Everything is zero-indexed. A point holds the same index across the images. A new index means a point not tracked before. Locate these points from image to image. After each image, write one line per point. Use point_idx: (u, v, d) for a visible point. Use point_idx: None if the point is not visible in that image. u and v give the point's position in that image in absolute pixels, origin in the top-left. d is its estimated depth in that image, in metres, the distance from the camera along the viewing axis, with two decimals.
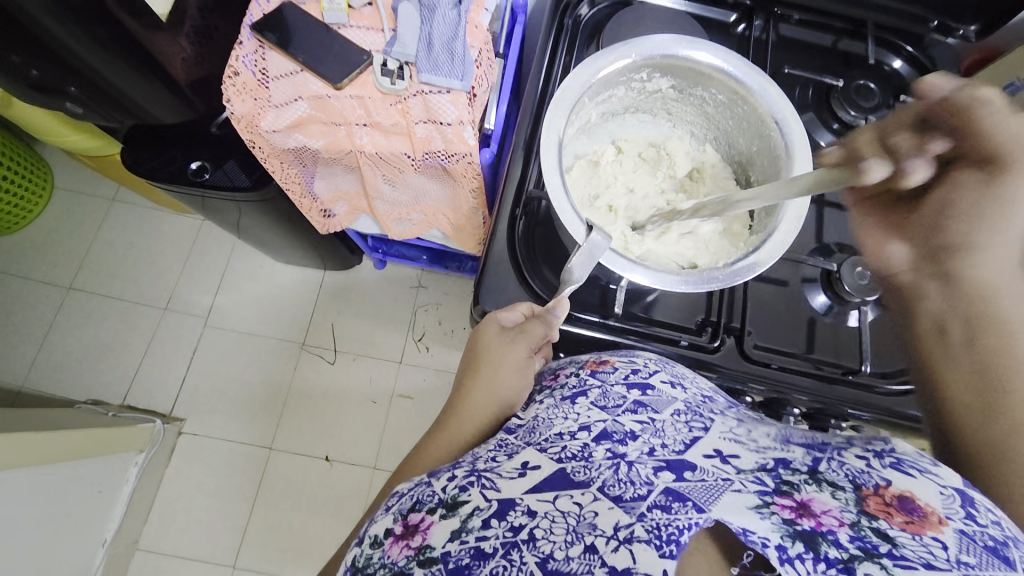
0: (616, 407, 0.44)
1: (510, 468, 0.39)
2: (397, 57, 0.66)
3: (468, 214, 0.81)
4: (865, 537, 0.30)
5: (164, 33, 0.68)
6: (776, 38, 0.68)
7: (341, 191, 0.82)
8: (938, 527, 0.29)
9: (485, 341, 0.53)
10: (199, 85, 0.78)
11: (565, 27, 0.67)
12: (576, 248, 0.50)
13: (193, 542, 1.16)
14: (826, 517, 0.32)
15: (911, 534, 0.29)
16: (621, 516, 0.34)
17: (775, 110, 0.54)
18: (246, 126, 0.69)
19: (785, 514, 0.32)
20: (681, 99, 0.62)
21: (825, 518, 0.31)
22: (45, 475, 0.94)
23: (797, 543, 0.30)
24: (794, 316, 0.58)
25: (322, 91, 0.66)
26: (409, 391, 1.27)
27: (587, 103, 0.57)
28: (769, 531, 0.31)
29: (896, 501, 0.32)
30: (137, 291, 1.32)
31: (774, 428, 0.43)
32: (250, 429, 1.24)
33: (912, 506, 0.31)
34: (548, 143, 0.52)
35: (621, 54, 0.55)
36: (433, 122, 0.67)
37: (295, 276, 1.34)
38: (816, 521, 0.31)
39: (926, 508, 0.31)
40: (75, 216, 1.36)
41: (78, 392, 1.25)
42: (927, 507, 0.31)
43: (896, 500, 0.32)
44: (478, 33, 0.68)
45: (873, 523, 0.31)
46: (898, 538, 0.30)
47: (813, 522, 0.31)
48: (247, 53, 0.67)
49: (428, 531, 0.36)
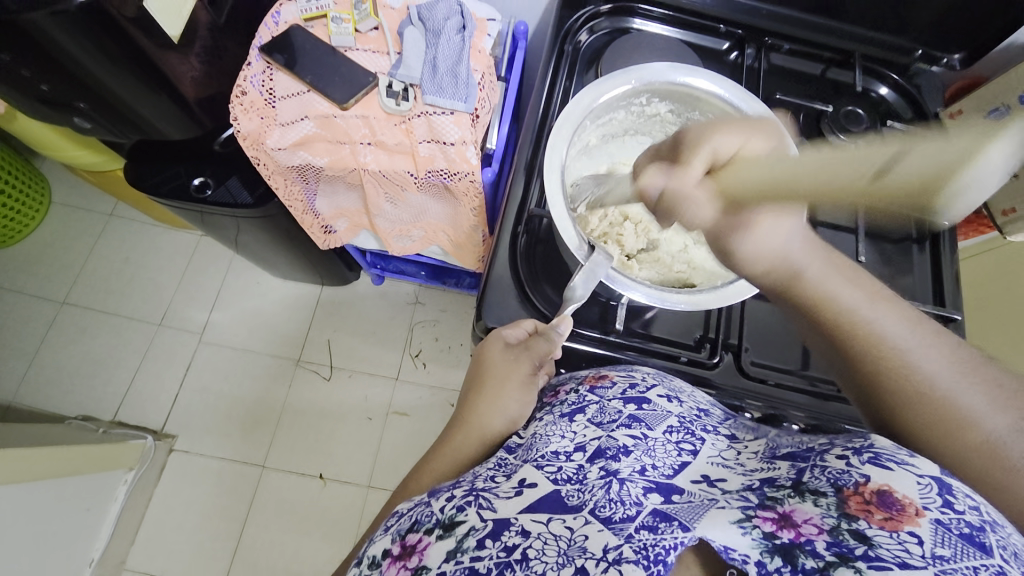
0: (611, 422, 0.45)
1: (508, 488, 0.40)
2: (403, 80, 0.68)
3: (469, 231, 0.83)
4: (842, 541, 0.30)
5: (175, 52, 0.72)
6: (768, 66, 0.71)
7: (342, 209, 0.84)
8: (915, 520, 0.30)
9: (491, 356, 0.53)
10: (206, 103, 0.79)
11: (566, 53, 0.70)
12: (578, 267, 0.51)
13: (181, 563, 1.13)
14: (806, 526, 0.32)
15: (889, 532, 0.29)
16: (610, 538, 0.34)
17: None
18: (251, 143, 0.70)
19: (766, 527, 0.32)
20: (679, 122, 0.64)
21: (805, 528, 0.32)
22: (32, 492, 0.91)
23: (775, 558, 0.31)
24: (790, 333, 0.59)
25: (328, 110, 0.68)
26: (405, 407, 1.26)
27: (588, 126, 0.59)
28: (750, 548, 0.32)
29: (875, 497, 0.32)
30: (132, 306, 1.31)
31: (763, 442, 0.44)
32: (242, 446, 1.22)
33: (891, 500, 0.31)
34: (551, 166, 0.53)
35: (622, 79, 0.57)
36: (437, 141, 0.69)
37: (292, 292, 1.34)
38: (795, 532, 0.32)
39: (903, 500, 0.31)
40: (72, 230, 1.36)
41: (67, 407, 1.23)
42: (904, 498, 0.31)
43: (875, 496, 0.32)
44: (481, 57, 0.71)
45: (852, 525, 0.31)
46: (875, 538, 0.30)
47: (792, 533, 0.32)
48: (256, 74, 0.69)
49: (425, 552, 0.36)
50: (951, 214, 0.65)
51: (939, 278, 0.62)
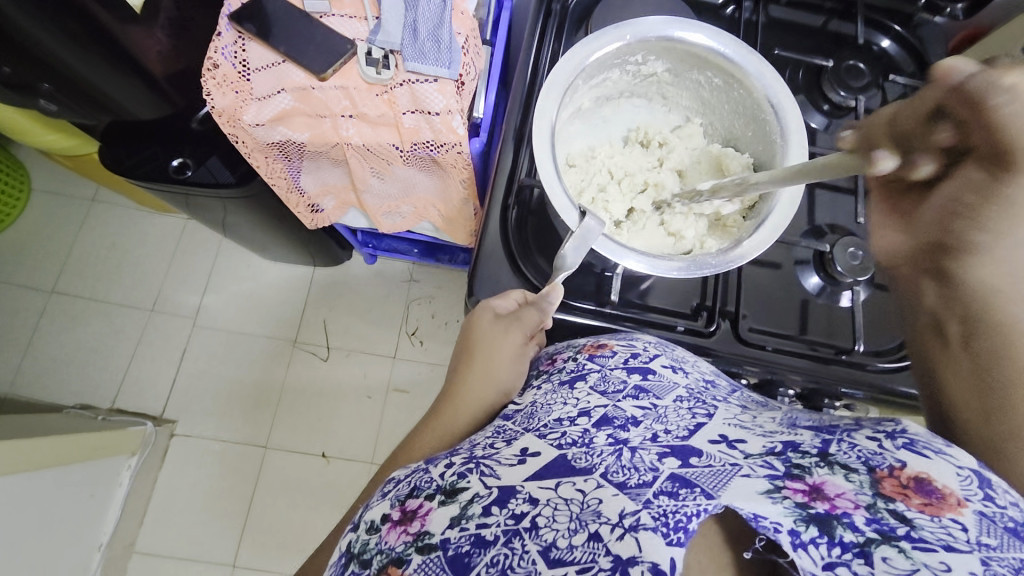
0: (617, 392, 0.44)
1: (510, 455, 0.39)
2: (382, 46, 0.65)
3: (459, 205, 0.81)
4: (881, 519, 0.30)
5: (137, 26, 0.67)
6: (765, 20, 0.68)
7: (328, 185, 0.81)
8: (957, 508, 0.30)
9: (480, 327, 0.53)
10: (176, 79, 0.75)
11: (553, 13, 0.66)
12: (569, 234, 0.49)
13: (191, 543, 1.15)
14: (840, 500, 0.32)
15: (930, 517, 0.30)
16: (626, 503, 0.33)
17: (769, 91, 0.54)
18: (227, 120, 0.67)
19: (798, 497, 0.32)
20: (676, 82, 0.61)
21: (839, 501, 0.31)
22: (39, 481, 0.92)
23: (810, 527, 0.30)
24: (789, 297, 0.58)
25: (305, 82, 0.65)
26: (405, 385, 1.27)
27: (581, 87, 0.57)
28: (782, 516, 0.31)
29: (913, 483, 0.31)
30: (122, 293, 1.29)
31: (779, 413, 0.43)
32: (244, 428, 1.22)
33: (931, 488, 0.31)
34: (541, 131, 0.51)
35: (614, 36, 0.54)
36: (421, 111, 0.65)
37: (285, 274, 1.32)
38: (831, 504, 0.31)
39: (944, 490, 0.31)
40: (54, 218, 1.33)
41: (66, 397, 1.22)
42: (945, 488, 0.31)
43: (912, 482, 0.31)
44: (464, 20, 0.67)
45: (890, 506, 0.31)
46: (916, 520, 0.30)
47: (827, 505, 0.31)
48: (226, 45, 0.65)
49: (427, 518, 0.35)
50: None
51: None
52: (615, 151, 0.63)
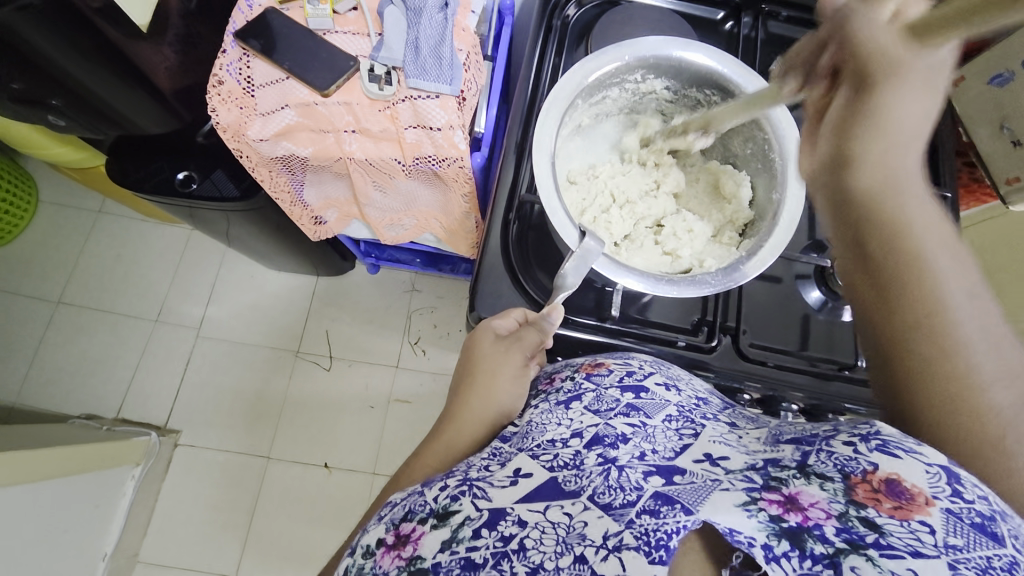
0: (609, 410, 0.44)
1: (503, 476, 0.38)
2: (385, 63, 0.65)
3: (461, 218, 0.81)
4: (851, 528, 0.30)
5: (146, 42, 0.69)
6: (764, 35, 0.68)
7: (331, 198, 0.82)
8: (925, 509, 0.29)
9: (481, 348, 0.53)
10: (183, 94, 0.76)
11: (553, 28, 0.67)
12: (569, 253, 0.49)
13: (193, 554, 1.14)
14: (813, 510, 0.32)
15: (899, 521, 0.29)
16: (610, 524, 0.34)
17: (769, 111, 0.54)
18: (232, 135, 0.68)
19: (773, 509, 0.32)
20: (675, 100, 0.62)
21: (811, 511, 0.32)
22: (43, 491, 0.92)
23: (782, 542, 0.31)
24: (789, 312, 0.58)
25: (309, 98, 0.65)
26: (407, 395, 1.27)
27: (580, 105, 0.57)
28: (756, 531, 0.31)
29: (884, 486, 0.31)
30: (128, 303, 1.30)
31: (766, 430, 0.42)
32: (247, 438, 1.22)
33: (901, 489, 0.31)
34: (541, 150, 0.52)
35: (614, 55, 0.55)
36: (423, 127, 0.66)
37: (288, 284, 1.33)
38: (803, 515, 0.32)
39: (912, 489, 0.30)
40: (62, 229, 1.34)
41: (71, 407, 1.23)
42: (914, 487, 0.30)
43: (883, 484, 0.31)
44: (466, 36, 0.68)
45: (860, 513, 0.31)
46: (885, 526, 0.29)
47: (799, 517, 0.32)
48: (232, 62, 0.66)
49: (419, 542, 0.35)
50: (954, 185, 0.63)
51: None
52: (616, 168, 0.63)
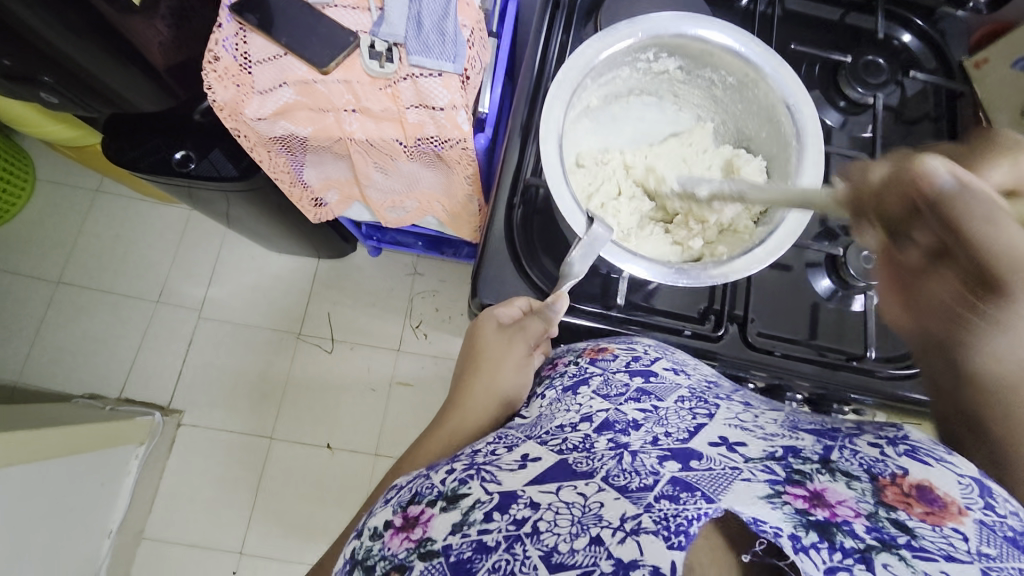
0: (619, 395, 0.43)
1: (510, 460, 0.38)
2: (385, 39, 0.63)
3: (464, 201, 0.79)
4: (882, 527, 0.30)
5: (138, 15, 0.65)
6: (781, 13, 0.65)
7: (332, 179, 0.80)
8: (958, 517, 0.30)
9: (483, 337, 0.52)
10: (177, 71, 0.74)
11: (562, 4, 0.64)
12: (576, 241, 0.48)
13: (199, 531, 1.17)
14: (842, 507, 0.31)
15: (931, 526, 0.29)
16: (628, 507, 0.32)
17: (786, 93, 0.53)
18: (229, 114, 0.66)
19: (799, 504, 0.31)
20: (688, 80, 0.60)
21: (840, 509, 0.31)
22: (48, 470, 0.93)
23: (811, 533, 0.29)
24: (799, 301, 0.57)
25: (307, 75, 0.63)
26: (409, 378, 1.27)
27: (590, 85, 0.55)
28: (782, 521, 0.30)
29: (915, 491, 0.31)
30: (129, 284, 1.30)
31: (782, 414, 0.42)
32: (250, 419, 1.23)
33: (933, 496, 0.31)
34: (548, 132, 0.50)
35: (627, 32, 0.53)
36: (425, 106, 0.64)
37: (289, 266, 1.32)
38: (831, 511, 0.31)
39: (945, 498, 0.31)
40: (60, 209, 1.33)
41: (74, 386, 1.24)
42: (947, 497, 0.31)
43: (915, 490, 0.31)
44: (469, 11, 0.65)
45: (891, 514, 0.30)
46: (918, 529, 0.29)
47: (827, 512, 0.31)
48: (228, 37, 0.64)
49: (429, 524, 0.35)
50: None
51: None
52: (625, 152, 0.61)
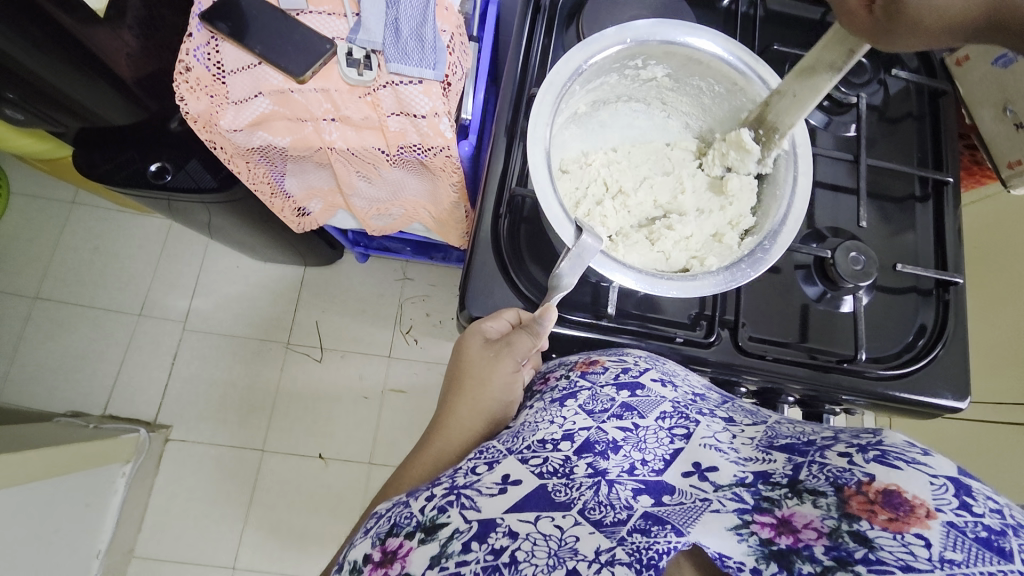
0: (603, 412, 0.42)
1: (490, 483, 0.37)
2: (363, 46, 0.61)
3: (450, 208, 0.78)
4: (841, 545, 0.30)
5: (103, 27, 0.63)
6: (763, 13, 0.65)
7: (315, 188, 0.78)
8: (925, 522, 0.29)
9: (470, 355, 0.51)
10: (147, 82, 0.72)
11: (542, 8, 0.63)
12: (565, 251, 0.47)
13: (190, 548, 1.14)
14: (806, 531, 0.32)
15: (892, 534, 0.29)
16: (601, 541, 0.33)
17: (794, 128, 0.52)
18: (204, 125, 0.65)
19: (764, 533, 0.33)
20: (677, 88, 0.59)
21: (803, 533, 0.32)
22: (31, 494, 0.91)
23: (771, 565, 0.31)
24: (789, 303, 0.57)
25: (284, 85, 0.62)
26: (401, 384, 1.26)
27: (577, 91, 0.55)
28: (745, 556, 0.32)
29: (880, 497, 0.31)
30: (110, 297, 1.26)
31: (761, 429, 0.42)
32: (239, 431, 1.21)
33: (899, 501, 0.30)
34: (536, 141, 0.49)
35: (615, 38, 0.53)
36: (407, 114, 0.63)
37: (275, 274, 1.29)
38: (794, 538, 0.32)
39: (913, 500, 0.30)
40: (34, 222, 1.29)
41: (56, 405, 1.20)
42: (915, 499, 0.30)
43: (880, 496, 0.31)
44: (449, 16, 0.64)
45: (853, 527, 0.31)
46: (877, 540, 0.29)
47: (790, 539, 0.32)
48: (199, 46, 0.62)
49: (407, 559, 0.33)
50: (956, 171, 0.61)
51: (942, 238, 0.59)
52: (611, 160, 0.60)
